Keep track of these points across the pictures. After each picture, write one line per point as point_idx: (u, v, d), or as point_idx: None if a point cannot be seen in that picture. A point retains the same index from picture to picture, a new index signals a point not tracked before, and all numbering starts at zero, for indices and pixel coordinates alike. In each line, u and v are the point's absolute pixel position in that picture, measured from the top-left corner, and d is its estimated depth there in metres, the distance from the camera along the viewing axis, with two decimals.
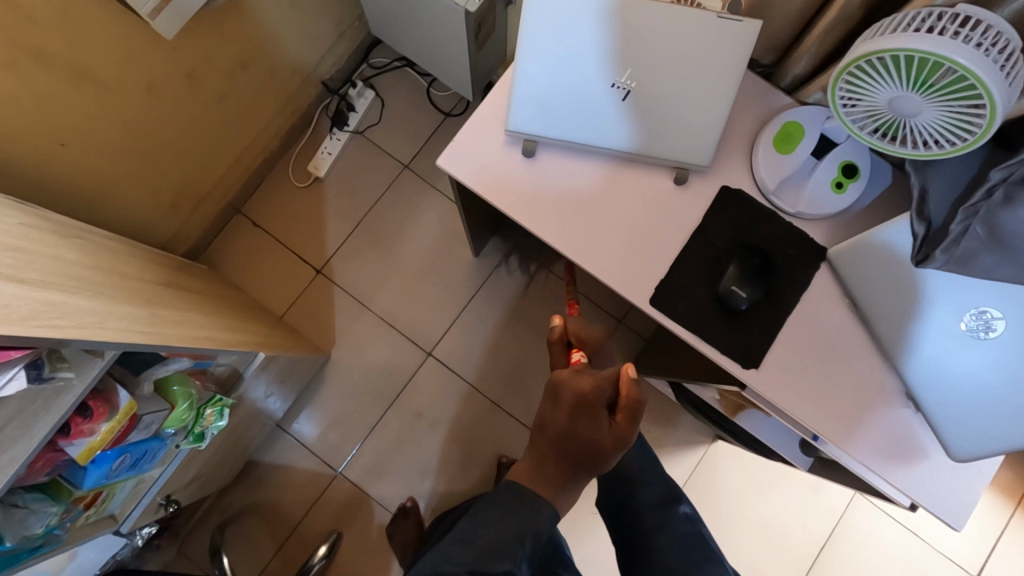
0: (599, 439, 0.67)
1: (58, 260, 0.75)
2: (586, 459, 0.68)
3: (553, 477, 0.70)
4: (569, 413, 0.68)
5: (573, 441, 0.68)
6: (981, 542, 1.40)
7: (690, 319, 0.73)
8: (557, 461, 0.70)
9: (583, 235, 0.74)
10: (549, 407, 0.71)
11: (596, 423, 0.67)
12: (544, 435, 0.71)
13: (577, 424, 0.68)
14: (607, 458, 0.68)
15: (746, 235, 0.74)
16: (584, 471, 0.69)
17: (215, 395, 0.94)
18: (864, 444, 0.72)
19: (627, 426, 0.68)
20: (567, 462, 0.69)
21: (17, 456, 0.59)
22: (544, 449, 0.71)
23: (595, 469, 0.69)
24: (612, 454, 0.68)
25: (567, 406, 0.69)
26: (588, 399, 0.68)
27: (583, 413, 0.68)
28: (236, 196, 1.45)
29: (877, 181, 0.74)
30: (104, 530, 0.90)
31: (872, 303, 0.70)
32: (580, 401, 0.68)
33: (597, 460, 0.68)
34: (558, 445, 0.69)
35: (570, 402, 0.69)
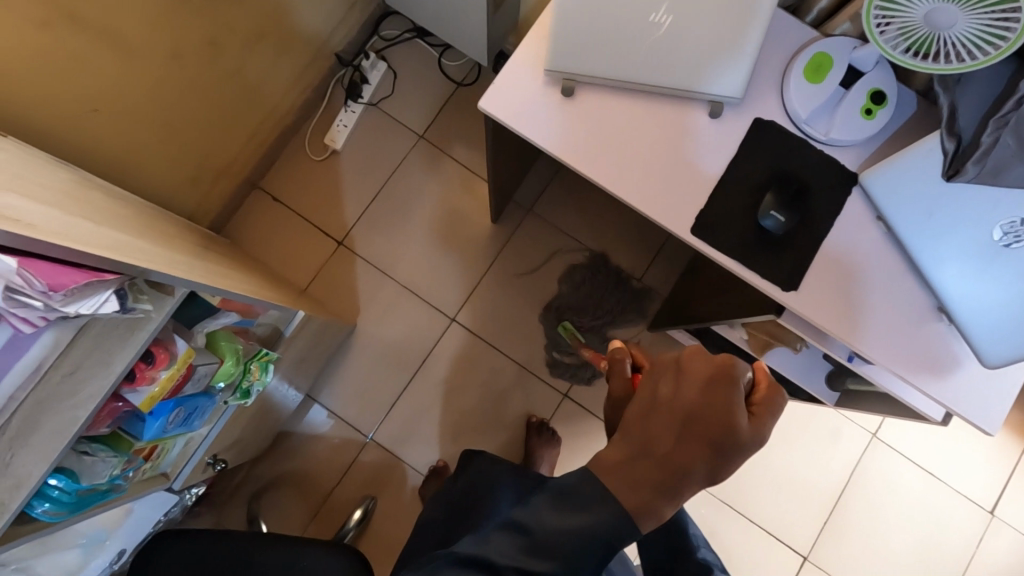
0: (740, 426, 0.56)
1: (111, 213, 0.77)
2: (717, 449, 0.56)
3: (668, 466, 0.56)
4: (702, 390, 0.58)
5: (699, 425, 0.57)
6: (995, 478, 1.45)
7: (730, 246, 0.76)
8: (674, 447, 0.56)
9: (624, 171, 0.77)
10: (672, 384, 0.59)
11: (733, 409, 0.57)
12: (661, 417, 0.58)
13: (714, 404, 0.57)
14: (739, 451, 0.56)
15: (781, 165, 0.77)
16: (710, 468, 0.56)
17: (261, 351, 0.97)
18: (897, 357, 0.75)
19: (764, 420, 0.59)
20: (692, 451, 0.56)
21: (96, 391, 0.61)
22: (657, 434, 0.57)
23: (718, 467, 0.56)
24: (746, 450, 0.57)
25: (701, 378, 0.58)
26: (732, 375, 0.58)
27: (721, 395, 0.57)
28: (254, 170, 1.45)
29: (903, 110, 0.77)
30: (157, 486, 0.92)
31: (905, 222, 0.73)
32: (717, 378, 0.58)
33: (728, 453, 0.56)
34: (681, 429, 0.57)
35: (704, 379, 0.58)
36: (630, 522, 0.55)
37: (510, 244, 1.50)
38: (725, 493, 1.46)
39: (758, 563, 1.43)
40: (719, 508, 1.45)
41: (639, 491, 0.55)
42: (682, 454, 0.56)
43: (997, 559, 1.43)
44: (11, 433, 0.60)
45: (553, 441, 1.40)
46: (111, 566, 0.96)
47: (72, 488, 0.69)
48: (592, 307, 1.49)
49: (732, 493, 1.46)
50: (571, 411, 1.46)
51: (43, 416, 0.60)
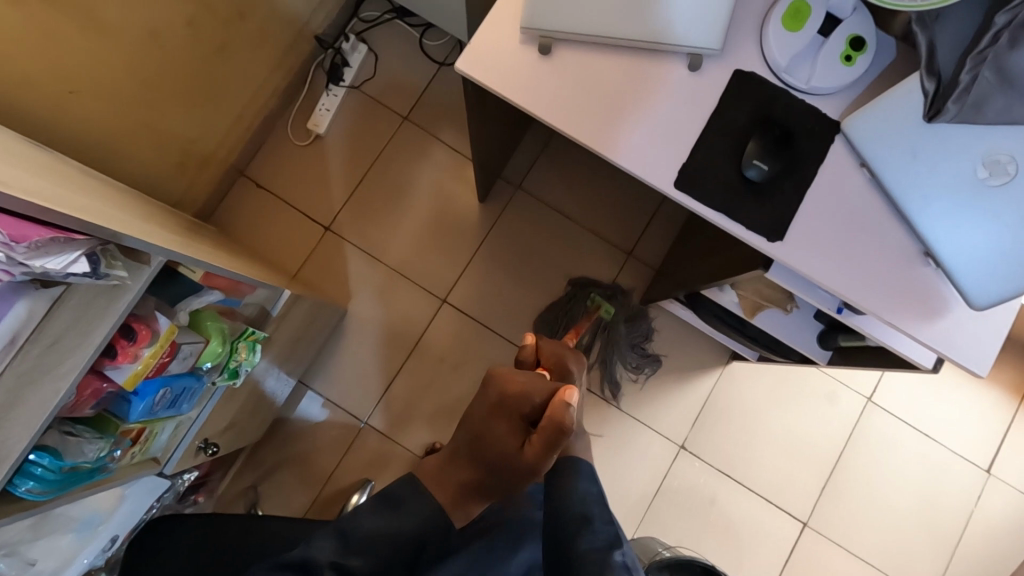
0: (512, 450, 0.66)
1: (92, 191, 0.76)
2: (497, 465, 0.68)
3: (464, 474, 0.70)
4: (494, 415, 0.69)
5: (485, 446, 0.68)
6: (991, 436, 1.46)
7: (715, 200, 0.75)
8: (467, 465, 0.70)
9: (604, 128, 0.76)
10: (477, 399, 0.72)
11: (509, 434, 0.67)
12: (461, 430, 0.72)
13: (495, 426, 0.68)
14: (515, 473, 0.67)
15: (762, 115, 0.76)
16: (496, 478, 0.68)
17: (248, 330, 0.96)
18: (885, 303, 0.74)
19: (539, 448, 0.65)
20: (477, 466, 0.69)
21: (76, 362, 0.60)
22: (455, 444, 0.71)
23: (504, 480, 0.68)
24: (523, 471, 0.66)
25: (487, 405, 0.70)
26: (510, 402, 0.68)
27: (505, 418, 0.68)
28: (239, 157, 1.44)
29: (883, 56, 0.77)
30: (148, 470, 0.91)
31: (891, 164, 0.72)
32: (502, 405, 0.69)
33: (508, 473, 0.67)
34: (472, 446, 0.69)
35: (494, 404, 0.69)
36: (444, 520, 0.70)
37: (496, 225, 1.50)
38: (723, 463, 1.46)
39: (759, 529, 1.44)
40: (718, 478, 1.45)
41: (443, 493, 0.70)
42: (473, 471, 0.69)
43: (995, 516, 1.44)
44: None
45: None
46: (105, 552, 0.95)
47: (56, 465, 0.67)
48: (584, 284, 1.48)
49: (730, 461, 1.46)
50: None
51: (23, 393, 0.59)
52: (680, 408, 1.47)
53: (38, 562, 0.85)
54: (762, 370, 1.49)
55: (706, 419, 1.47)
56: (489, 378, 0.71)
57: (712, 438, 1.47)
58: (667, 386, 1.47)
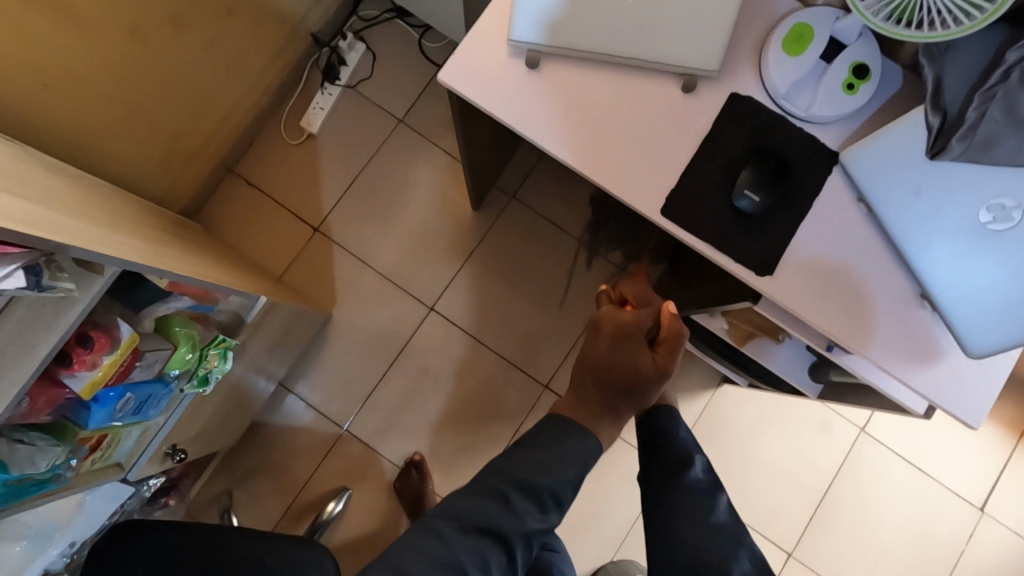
0: (642, 364, 0.80)
1: (55, 192, 0.74)
2: (629, 385, 0.80)
3: (602, 398, 0.82)
4: (616, 346, 0.81)
5: (613, 371, 0.80)
6: (987, 474, 1.42)
7: (703, 229, 0.71)
8: (599, 390, 0.82)
9: (590, 149, 0.72)
10: (591, 341, 0.84)
11: (637, 354, 0.80)
12: (585, 365, 0.83)
13: (621, 350, 0.80)
14: (647, 382, 0.80)
15: (756, 143, 0.73)
16: (630, 392, 0.81)
17: (219, 338, 0.93)
18: (878, 347, 0.70)
19: (667, 353, 0.80)
20: (609, 387, 0.81)
21: (18, 378, 0.57)
22: (583, 379, 0.83)
23: (636, 394, 0.81)
24: (653, 380, 0.80)
25: (608, 339, 0.81)
26: (628, 329, 0.81)
27: (623, 347, 0.80)
28: (229, 153, 1.42)
29: (888, 85, 0.73)
30: (111, 477, 0.89)
31: (888, 202, 0.69)
32: (622, 334, 0.81)
33: (642, 384, 0.80)
34: (601, 374, 0.81)
35: (612, 336, 0.81)
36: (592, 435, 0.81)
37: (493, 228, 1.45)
38: None
39: None
40: None
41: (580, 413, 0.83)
42: (607, 392, 0.82)
43: (986, 556, 1.40)
44: None
45: None
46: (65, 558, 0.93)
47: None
48: (575, 297, 1.45)
49: None
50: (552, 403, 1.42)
51: None
52: None
53: None
54: (753, 394, 1.45)
55: None
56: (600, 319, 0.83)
57: None
58: None
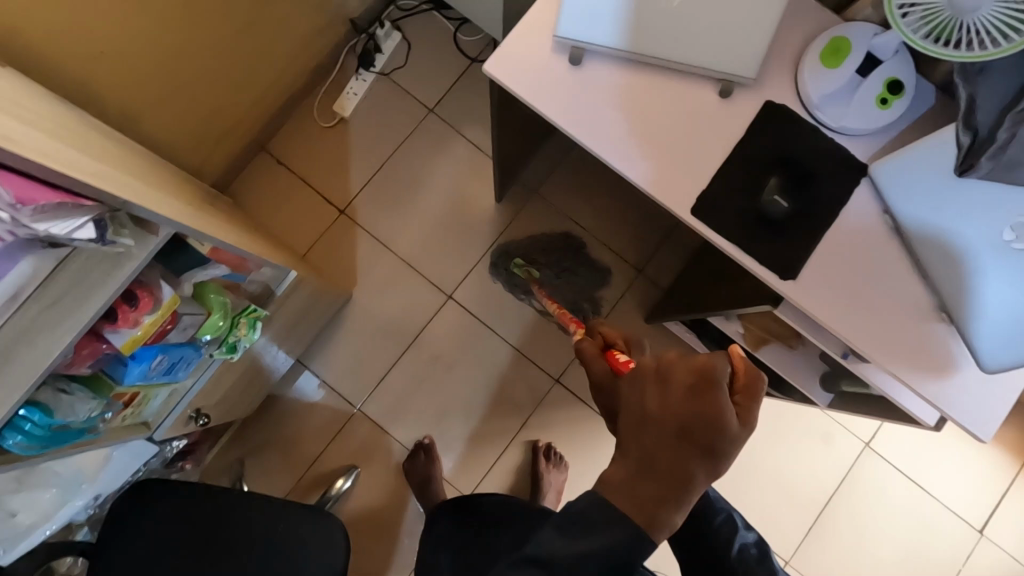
0: (731, 425, 0.53)
1: (109, 154, 0.77)
2: (713, 455, 0.52)
3: (666, 483, 0.52)
4: (692, 395, 0.54)
5: (692, 437, 0.53)
6: (988, 497, 1.43)
7: (732, 230, 0.73)
8: (670, 464, 0.52)
9: (625, 145, 0.74)
10: (655, 391, 0.55)
11: (723, 412, 0.53)
12: (651, 429, 0.54)
13: (702, 407, 0.53)
14: (732, 452, 0.53)
15: (788, 150, 0.75)
16: (707, 470, 0.53)
17: (249, 307, 0.96)
18: (895, 355, 0.72)
19: (751, 408, 0.55)
20: (686, 461, 0.52)
21: (74, 326, 0.60)
22: (647, 447, 0.54)
23: (715, 468, 0.53)
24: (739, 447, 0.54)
25: (683, 389, 0.54)
26: (710, 372, 0.54)
27: (705, 398, 0.53)
28: (262, 132, 1.45)
29: (919, 104, 0.75)
30: (138, 435, 0.92)
31: (913, 215, 0.71)
32: (702, 378, 0.54)
33: (726, 454, 0.53)
34: (676, 441, 0.53)
35: (687, 384, 0.55)
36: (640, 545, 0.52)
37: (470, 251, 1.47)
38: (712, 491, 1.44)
39: None
40: None
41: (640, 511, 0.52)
42: (682, 470, 0.52)
43: None
44: None
45: (560, 466, 1.39)
46: (88, 509, 0.96)
47: (46, 423, 0.68)
48: (591, 295, 1.47)
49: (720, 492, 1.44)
50: (562, 397, 1.44)
51: (17, 350, 0.59)
52: None
53: (19, 513, 0.87)
54: (761, 402, 1.47)
55: None
56: (664, 360, 0.56)
57: None
58: None
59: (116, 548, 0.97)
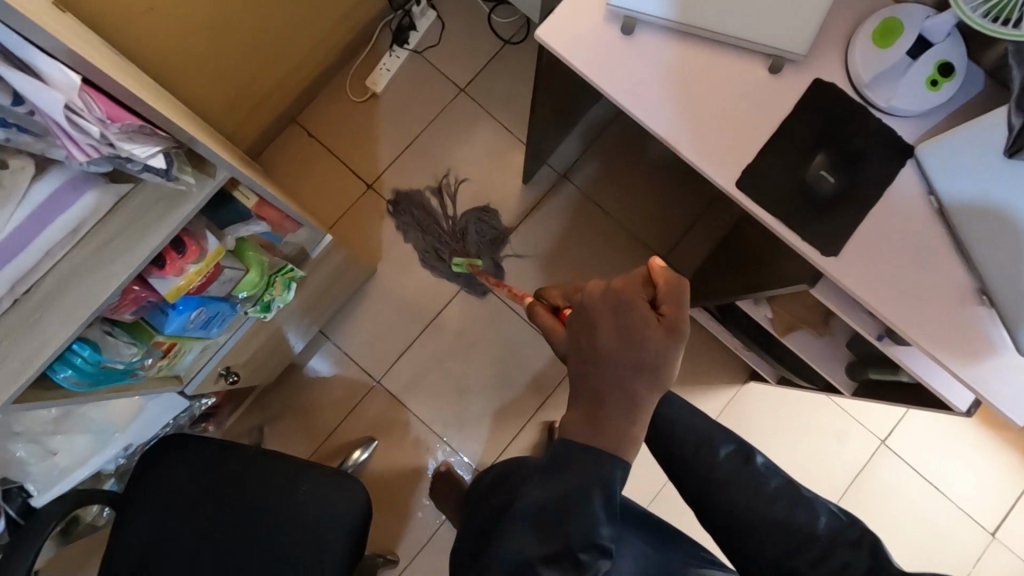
0: (652, 336, 0.57)
1: (162, 104, 0.78)
2: (645, 367, 0.57)
3: (613, 408, 0.59)
4: (613, 320, 0.59)
5: (620, 359, 0.58)
6: (1002, 499, 1.43)
7: (776, 205, 0.74)
8: (613, 391, 0.58)
9: (673, 117, 0.75)
10: (585, 329, 0.61)
11: (641, 326, 0.58)
12: (589, 365, 0.60)
13: (624, 330, 0.58)
14: (664, 358, 0.57)
15: (835, 129, 0.75)
16: (643, 380, 0.58)
17: (286, 267, 0.97)
18: (933, 336, 0.72)
19: (676, 314, 0.58)
20: (619, 382, 0.58)
21: (131, 262, 0.60)
22: (589, 381, 0.60)
23: (652, 377, 0.58)
24: (670, 352, 0.57)
25: (607, 319, 0.59)
26: (622, 293, 0.59)
27: (628, 314, 0.58)
28: (295, 103, 1.46)
29: (967, 88, 0.75)
30: (170, 387, 0.93)
31: (960, 197, 0.71)
32: (619, 302, 0.59)
33: (656, 361, 0.57)
34: (607, 365, 0.58)
35: (608, 313, 0.59)
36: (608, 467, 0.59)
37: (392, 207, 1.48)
38: None
39: None
40: None
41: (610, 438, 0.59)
42: (625, 389, 0.58)
43: None
44: (41, 292, 0.61)
45: None
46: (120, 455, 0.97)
47: (95, 359, 0.69)
48: (613, 280, 1.47)
49: None
50: None
51: (76, 282, 0.61)
52: None
53: (58, 454, 0.88)
54: (778, 394, 1.47)
55: None
56: (584, 299, 0.61)
57: None
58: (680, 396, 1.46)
59: (143, 500, 0.99)
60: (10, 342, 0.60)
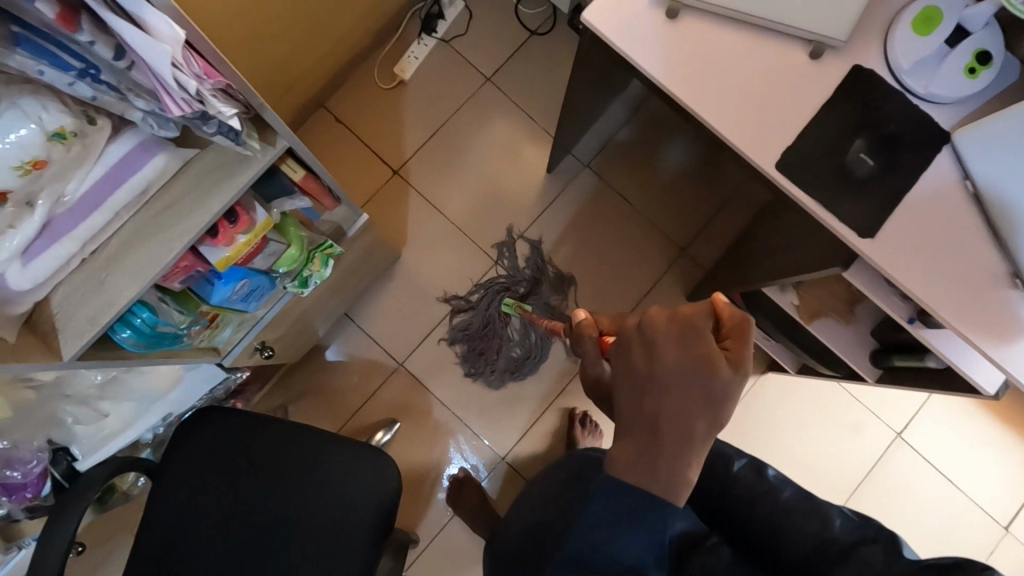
0: (719, 376, 0.49)
1: None
2: (704, 412, 0.49)
3: (662, 457, 0.50)
4: (675, 351, 0.50)
5: (680, 398, 0.49)
6: (1014, 494, 1.45)
7: (814, 187, 0.75)
8: (664, 437, 0.50)
9: (715, 99, 0.77)
10: (639, 357, 0.52)
11: (708, 361, 0.49)
12: (642, 403, 0.51)
13: (686, 366, 0.49)
14: (729, 405, 0.49)
15: (873, 113, 0.77)
16: (700, 428, 0.49)
17: (325, 243, 0.99)
18: (968, 318, 0.74)
19: (743, 354, 0.50)
20: (676, 426, 0.50)
21: (191, 226, 0.62)
22: (640, 421, 0.51)
23: (711, 426, 0.50)
24: (734, 397, 0.49)
25: (668, 349, 0.50)
26: (690, 320, 0.51)
27: (694, 345, 0.50)
28: (324, 88, 1.48)
29: (1003, 78, 0.77)
30: (208, 357, 0.95)
31: (995, 183, 0.73)
32: (687, 329, 0.50)
33: (719, 407, 0.49)
34: (665, 406, 0.50)
35: (670, 342, 0.50)
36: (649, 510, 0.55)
37: (438, 246, 1.50)
38: None
39: None
40: None
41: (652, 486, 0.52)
42: (681, 435, 0.50)
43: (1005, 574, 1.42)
44: (108, 252, 0.63)
45: (596, 434, 1.41)
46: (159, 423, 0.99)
47: (152, 322, 0.71)
48: (635, 269, 1.49)
49: None
50: None
51: (140, 244, 0.63)
52: None
53: (107, 417, 0.90)
54: (796, 385, 1.49)
55: (734, 421, 1.48)
56: (645, 318, 0.52)
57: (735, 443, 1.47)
58: None
59: (179, 470, 1.01)
60: (77, 298, 0.63)
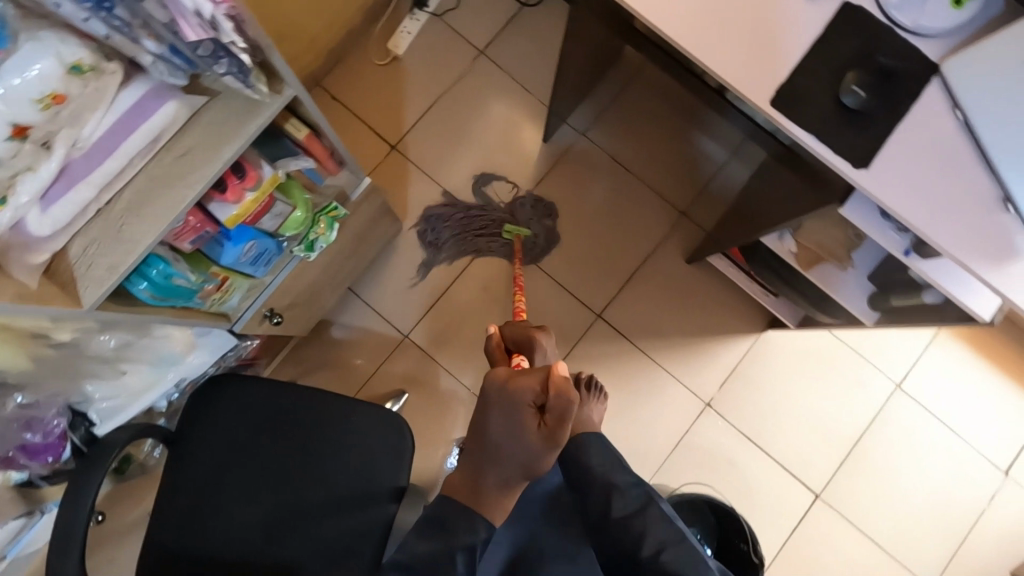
0: (529, 436, 0.67)
1: None
2: (520, 461, 0.68)
3: (490, 483, 0.69)
4: (504, 411, 0.68)
5: (504, 449, 0.67)
6: (1015, 438, 1.48)
7: (809, 122, 0.77)
8: (492, 471, 0.69)
9: (710, 40, 0.78)
10: (485, 411, 0.69)
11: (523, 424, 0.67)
12: (477, 445, 0.70)
13: (510, 423, 0.67)
14: (539, 460, 0.67)
15: (865, 47, 0.79)
16: (516, 468, 0.68)
17: (330, 207, 1.01)
18: (962, 244, 0.76)
19: (555, 427, 0.66)
20: (499, 467, 0.68)
21: (207, 173, 0.66)
22: (474, 458, 0.70)
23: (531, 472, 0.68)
24: (544, 457, 0.67)
25: (498, 409, 0.68)
26: (516, 395, 0.67)
27: (514, 412, 0.67)
28: (321, 66, 1.49)
29: (989, 8, 0.79)
30: (219, 324, 0.97)
31: (985, 111, 0.75)
32: (511, 400, 0.68)
33: (533, 461, 0.67)
34: (495, 449, 0.68)
35: (502, 406, 0.68)
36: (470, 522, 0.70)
37: (438, 219, 1.51)
38: (747, 426, 1.48)
39: (777, 497, 1.45)
40: (738, 439, 1.47)
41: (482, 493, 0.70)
42: (505, 471, 0.68)
43: (1008, 517, 1.45)
44: (124, 203, 0.66)
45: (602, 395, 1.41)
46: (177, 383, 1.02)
47: (166, 274, 0.76)
48: (634, 235, 1.51)
49: (755, 428, 1.48)
50: (606, 330, 1.49)
51: (158, 191, 0.66)
52: (713, 363, 1.50)
53: (128, 375, 0.92)
54: (796, 340, 1.51)
55: (736, 380, 1.49)
56: (486, 384, 0.69)
57: (739, 401, 1.49)
58: (702, 345, 1.50)
59: (198, 435, 1.03)
60: (98, 248, 0.65)
